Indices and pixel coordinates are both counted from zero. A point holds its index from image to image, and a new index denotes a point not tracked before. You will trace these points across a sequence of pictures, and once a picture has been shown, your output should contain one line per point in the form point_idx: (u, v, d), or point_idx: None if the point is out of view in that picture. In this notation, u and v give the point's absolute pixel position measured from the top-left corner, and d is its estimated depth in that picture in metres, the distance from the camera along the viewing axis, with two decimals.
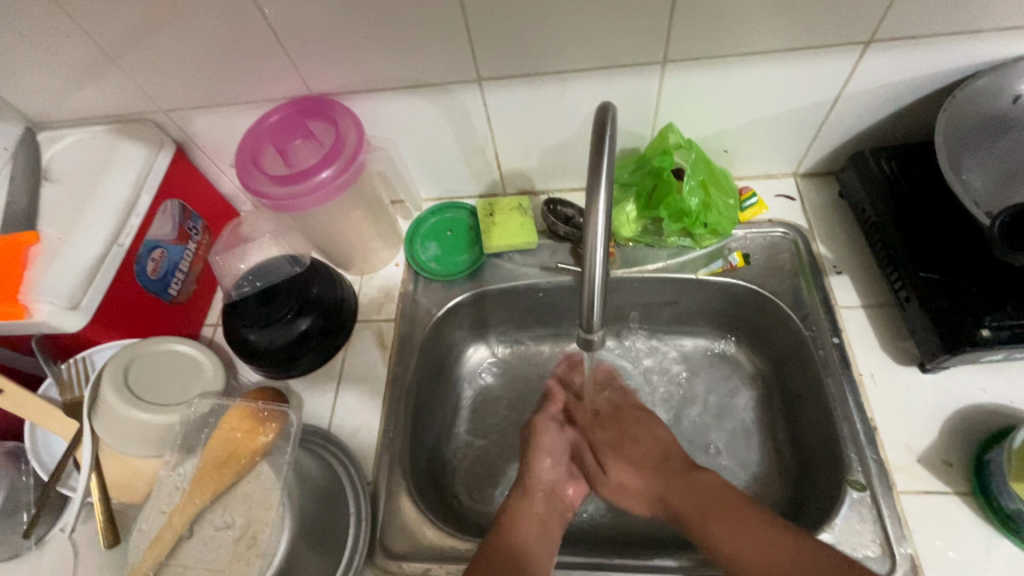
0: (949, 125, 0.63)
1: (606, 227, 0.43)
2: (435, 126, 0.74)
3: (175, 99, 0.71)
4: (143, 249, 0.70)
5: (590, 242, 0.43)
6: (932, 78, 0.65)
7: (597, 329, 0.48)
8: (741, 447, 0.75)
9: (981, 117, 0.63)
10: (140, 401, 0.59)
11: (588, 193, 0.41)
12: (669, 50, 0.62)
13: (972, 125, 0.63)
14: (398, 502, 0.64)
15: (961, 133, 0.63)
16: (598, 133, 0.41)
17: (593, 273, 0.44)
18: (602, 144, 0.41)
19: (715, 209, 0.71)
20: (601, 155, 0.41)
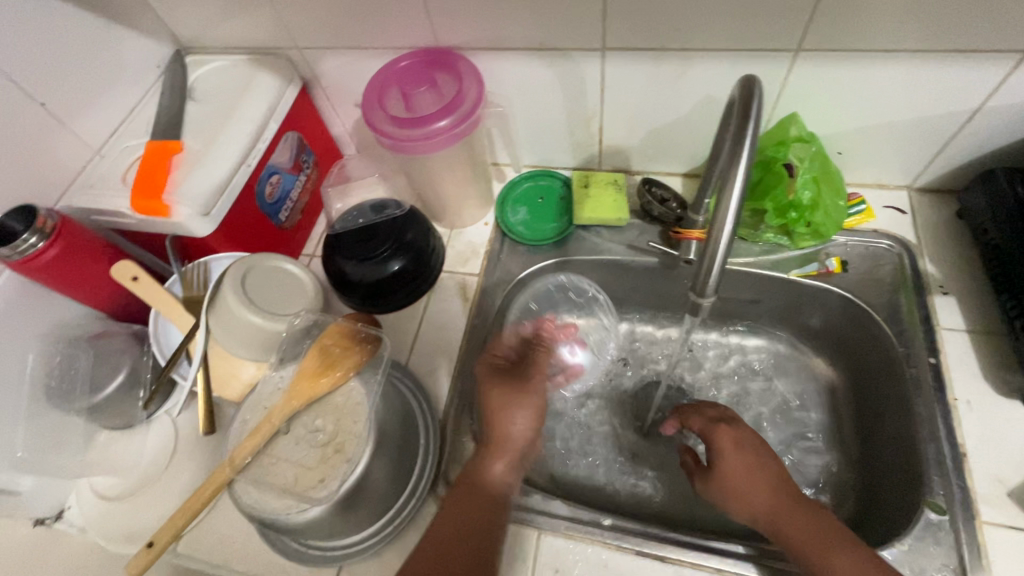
0: None
1: (743, 190, 0.42)
2: (549, 92, 0.75)
3: (312, 38, 0.75)
4: (265, 173, 0.76)
5: (721, 216, 0.44)
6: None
7: (710, 294, 0.48)
8: (804, 453, 0.74)
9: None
10: (251, 304, 0.65)
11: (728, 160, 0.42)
12: (805, 37, 0.61)
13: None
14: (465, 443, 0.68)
15: None
16: (744, 103, 0.42)
17: (716, 247, 0.45)
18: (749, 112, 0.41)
19: (823, 208, 0.68)
20: (746, 120, 0.41)
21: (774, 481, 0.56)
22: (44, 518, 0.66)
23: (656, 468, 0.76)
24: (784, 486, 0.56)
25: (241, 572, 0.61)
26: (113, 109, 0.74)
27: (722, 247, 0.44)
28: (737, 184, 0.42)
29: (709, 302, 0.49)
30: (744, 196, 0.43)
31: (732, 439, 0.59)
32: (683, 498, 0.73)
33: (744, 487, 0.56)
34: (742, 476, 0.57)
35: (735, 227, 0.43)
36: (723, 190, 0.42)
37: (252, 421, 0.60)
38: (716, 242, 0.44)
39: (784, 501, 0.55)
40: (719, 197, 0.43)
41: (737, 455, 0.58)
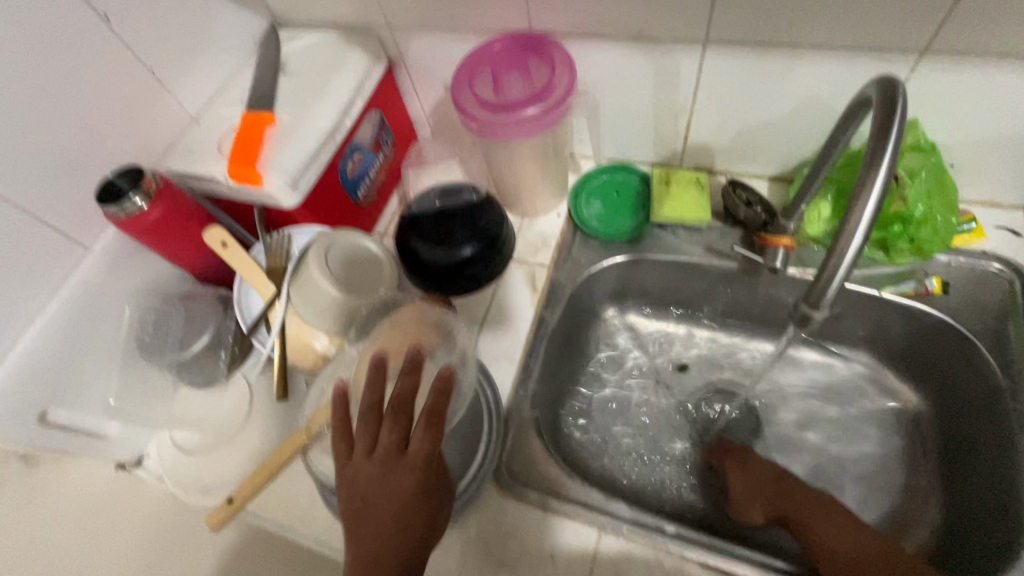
0: None
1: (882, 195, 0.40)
2: (639, 83, 0.73)
3: (404, 17, 0.76)
4: (348, 150, 0.78)
5: (853, 220, 0.41)
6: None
7: (825, 308, 0.45)
8: (878, 481, 0.72)
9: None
10: (333, 278, 0.66)
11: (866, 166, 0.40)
12: (936, 36, 0.56)
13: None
14: (530, 435, 0.69)
15: None
16: (887, 106, 0.41)
17: (846, 250, 0.41)
18: (893, 120, 0.40)
19: (930, 225, 0.63)
20: (889, 128, 0.40)
21: (763, 475, 0.65)
22: (126, 463, 0.71)
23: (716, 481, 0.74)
24: (780, 478, 0.65)
25: (306, 535, 0.63)
26: (211, 78, 0.77)
27: (850, 252, 0.41)
28: (875, 188, 0.40)
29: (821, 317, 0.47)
30: (880, 202, 0.40)
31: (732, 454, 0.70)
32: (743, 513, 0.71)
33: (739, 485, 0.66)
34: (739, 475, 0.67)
35: (869, 230, 0.40)
36: (856, 196, 0.41)
37: (328, 392, 0.61)
38: (846, 244, 0.41)
39: (776, 483, 0.64)
40: (850, 206, 0.41)
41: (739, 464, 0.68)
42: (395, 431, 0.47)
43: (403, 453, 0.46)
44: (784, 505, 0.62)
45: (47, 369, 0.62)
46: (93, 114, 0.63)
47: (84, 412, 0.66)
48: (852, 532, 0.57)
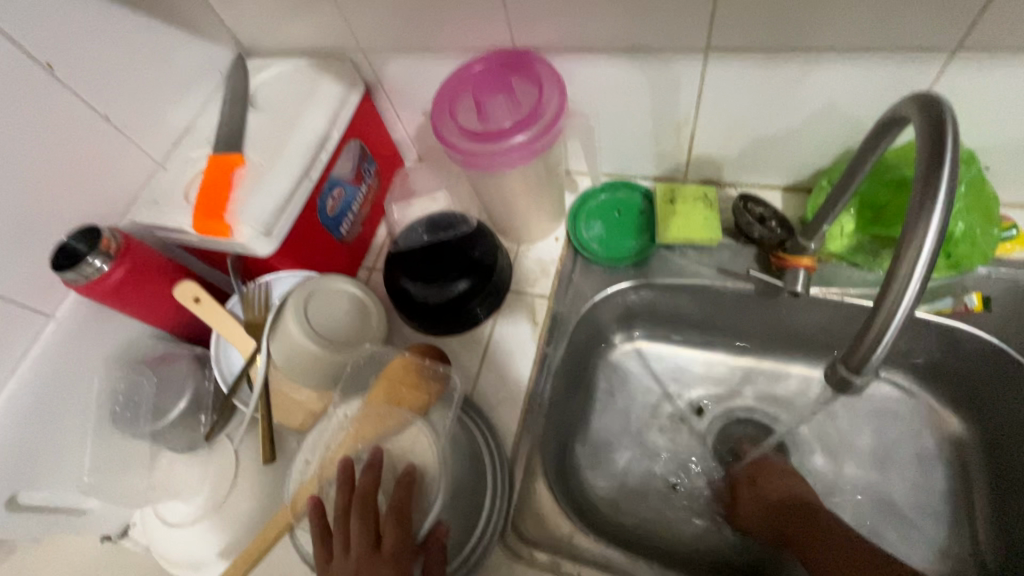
0: None
1: (936, 246, 0.35)
2: (636, 97, 0.67)
3: (378, 39, 0.70)
4: (327, 186, 0.72)
5: (902, 274, 0.36)
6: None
7: (869, 370, 0.39)
8: (921, 516, 0.66)
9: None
10: (310, 332, 0.60)
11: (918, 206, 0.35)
12: (970, 33, 0.50)
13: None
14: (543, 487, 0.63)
15: None
16: (934, 134, 0.36)
17: (894, 308, 0.37)
18: (941, 160, 0.35)
19: (968, 239, 0.57)
20: (940, 164, 0.35)
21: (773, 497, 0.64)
22: (111, 534, 0.66)
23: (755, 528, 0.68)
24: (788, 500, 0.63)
25: None
26: (175, 119, 0.71)
27: (906, 302, 0.36)
28: (927, 239, 0.35)
29: (865, 379, 0.41)
30: (933, 255, 0.36)
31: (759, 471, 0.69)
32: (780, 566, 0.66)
33: (746, 508, 0.66)
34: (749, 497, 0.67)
35: (921, 286, 0.36)
36: (903, 249, 0.36)
37: (313, 465, 0.56)
38: (894, 303, 0.36)
39: (784, 507, 0.63)
40: None
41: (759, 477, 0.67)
42: (367, 529, 0.48)
43: (377, 550, 0.47)
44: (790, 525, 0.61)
45: (11, 455, 0.57)
46: (44, 174, 0.58)
47: (54, 490, 0.62)
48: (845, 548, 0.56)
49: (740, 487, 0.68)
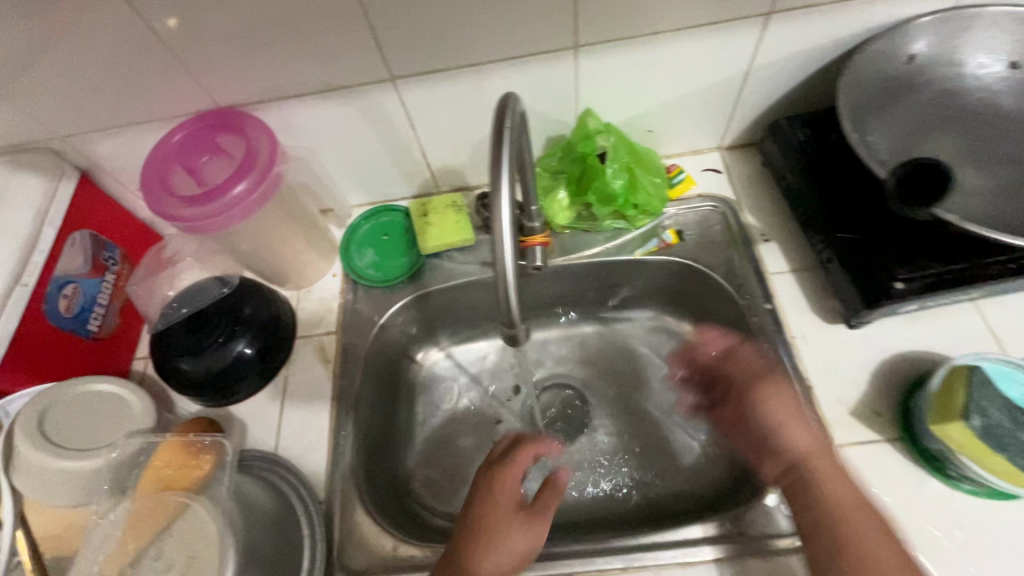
0: (852, 88, 0.63)
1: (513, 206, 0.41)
2: (357, 130, 0.72)
3: (70, 124, 0.67)
4: (52, 286, 0.67)
5: (498, 229, 0.41)
6: (851, 40, 0.66)
7: (519, 324, 0.45)
8: (693, 418, 0.76)
9: (886, 76, 0.65)
10: (57, 448, 0.56)
11: (492, 174, 0.40)
12: (579, 33, 0.62)
13: (877, 84, 0.65)
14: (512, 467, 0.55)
15: (866, 97, 0.64)
16: (497, 119, 0.43)
17: (505, 267, 0.42)
18: (502, 131, 0.42)
19: (641, 188, 0.72)
20: (501, 147, 0.41)
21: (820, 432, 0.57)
22: None
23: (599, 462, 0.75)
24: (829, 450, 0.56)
25: None
26: None
27: (509, 257, 0.41)
28: (505, 206, 0.41)
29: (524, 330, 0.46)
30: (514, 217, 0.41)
31: (779, 383, 0.60)
32: (596, 508, 0.71)
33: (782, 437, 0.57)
34: (786, 416, 0.58)
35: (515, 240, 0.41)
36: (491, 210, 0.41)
37: None
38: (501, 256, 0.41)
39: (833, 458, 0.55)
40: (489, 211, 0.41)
41: (768, 407, 0.59)
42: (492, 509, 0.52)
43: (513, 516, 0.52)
44: (830, 490, 0.53)
45: None
46: None
47: None
48: (891, 553, 0.49)
49: (770, 400, 0.59)
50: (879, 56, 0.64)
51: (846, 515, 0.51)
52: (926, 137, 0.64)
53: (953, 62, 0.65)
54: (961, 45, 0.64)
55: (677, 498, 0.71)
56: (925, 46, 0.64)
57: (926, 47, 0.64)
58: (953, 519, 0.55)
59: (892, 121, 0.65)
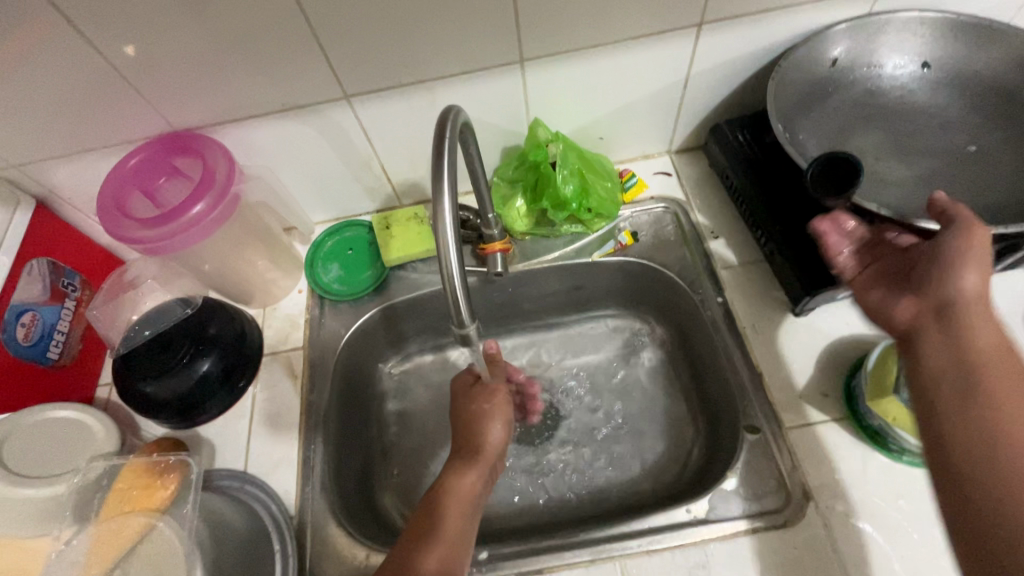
0: (780, 92, 0.67)
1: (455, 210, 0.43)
2: (315, 147, 0.73)
3: (23, 154, 0.67)
4: (9, 315, 0.66)
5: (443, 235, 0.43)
6: (777, 47, 0.70)
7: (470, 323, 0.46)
8: (657, 412, 0.79)
9: (810, 80, 0.70)
10: (18, 477, 0.56)
11: (433, 181, 0.42)
12: (523, 48, 0.65)
13: (802, 88, 0.69)
14: (471, 392, 0.62)
15: (791, 101, 0.69)
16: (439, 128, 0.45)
17: (451, 269, 0.43)
18: (443, 138, 0.44)
19: (594, 193, 0.75)
20: (442, 157, 0.43)
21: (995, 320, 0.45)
22: None
23: (568, 459, 0.76)
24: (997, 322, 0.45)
25: None
26: None
27: (454, 260, 0.43)
28: (447, 212, 0.42)
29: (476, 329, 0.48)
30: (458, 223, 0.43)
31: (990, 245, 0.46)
32: (566, 504, 0.73)
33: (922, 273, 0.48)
34: (941, 262, 0.47)
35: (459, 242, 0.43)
36: (435, 215, 0.42)
37: None
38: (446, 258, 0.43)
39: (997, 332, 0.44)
40: (434, 216, 0.43)
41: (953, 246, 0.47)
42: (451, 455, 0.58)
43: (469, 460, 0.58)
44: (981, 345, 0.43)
45: None
46: None
47: None
48: None
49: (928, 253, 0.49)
50: (802, 61, 0.68)
51: (993, 358, 0.42)
52: (851, 136, 0.69)
53: (870, 64, 0.70)
54: (876, 49, 0.69)
55: (643, 490, 0.72)
56: (843, 51, 0.69)
57: (844, 52, 0.69)
58: (898, 490, 0.58)
59: (819, 121, 0.70)
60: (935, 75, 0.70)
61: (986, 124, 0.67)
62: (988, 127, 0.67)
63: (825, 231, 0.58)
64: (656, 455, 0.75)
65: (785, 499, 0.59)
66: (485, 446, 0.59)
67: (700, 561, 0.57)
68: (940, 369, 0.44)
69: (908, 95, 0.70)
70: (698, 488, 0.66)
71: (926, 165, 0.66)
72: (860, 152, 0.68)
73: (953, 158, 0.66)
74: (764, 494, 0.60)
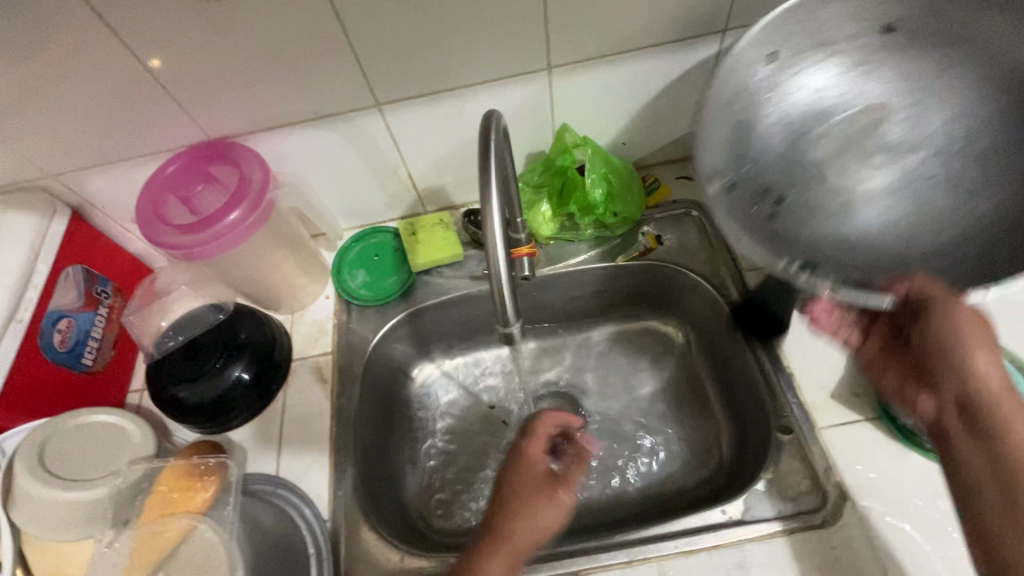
0: (714, 117, 0.56)
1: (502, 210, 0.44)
2: (345, 155, 0.75)
3: (62, 163, 0.68)
4: (47, 321, 0.67)
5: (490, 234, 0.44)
6: None
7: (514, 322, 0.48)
8: (683, 416, 0.78)
9: (749, 90, 0.57)
10: (58, 479, 0.57)
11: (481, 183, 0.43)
12: (552, 55, 0.66)
13: (739, 104, 0.57)
14: (526, 470, 0.55)
15: (727, 120, 0.57)
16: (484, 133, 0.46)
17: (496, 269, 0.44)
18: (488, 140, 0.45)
19: (619, 197, 0.77)
20: (488, 163, 0.44)
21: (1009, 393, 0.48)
22: None
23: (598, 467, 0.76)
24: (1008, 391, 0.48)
25: None
26: None
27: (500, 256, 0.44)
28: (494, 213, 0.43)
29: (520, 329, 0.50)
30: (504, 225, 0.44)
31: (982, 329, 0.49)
32: (593, 510, 0.73)
33: (932, 366, 0.51)
34: (940, 350, 0.50)
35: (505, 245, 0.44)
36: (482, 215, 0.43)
37: None
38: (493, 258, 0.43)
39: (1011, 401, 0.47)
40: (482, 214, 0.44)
41: (955, 348, 0.49)
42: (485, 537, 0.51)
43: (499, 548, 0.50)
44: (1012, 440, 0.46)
45: None
46: None
47: None
48: None
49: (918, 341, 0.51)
50: (737, 78, 0.56)
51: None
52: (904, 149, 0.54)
53: (794, 89, 0.57)
54: (829, 45, 0.56)
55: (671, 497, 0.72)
56: (772, 72, 0.57)
57: (771, 69, 0.57)
58: (936, 489, 0.58)
59: (768, 142, 0.57)
60: (893, 66, 0.55)
61: (998, 113, 0.52)
62: (1013, 109, 0.51)
63: (816, 317, 0.59)
64: (683, 459, 0.75)
65: (821, 500, 0.59)
66: (526, 535, 0.51)
67: (738, 562, 0.57)
68: (990, 503, 0.46)
69: (890, 95, 0.55)
70: (729, 492, 0.66)
71: (985, 158, 0.51)
72: (819, 173, 0.56)
73: (1000, 145, 0.51)
74: (799, 494, 0.60)
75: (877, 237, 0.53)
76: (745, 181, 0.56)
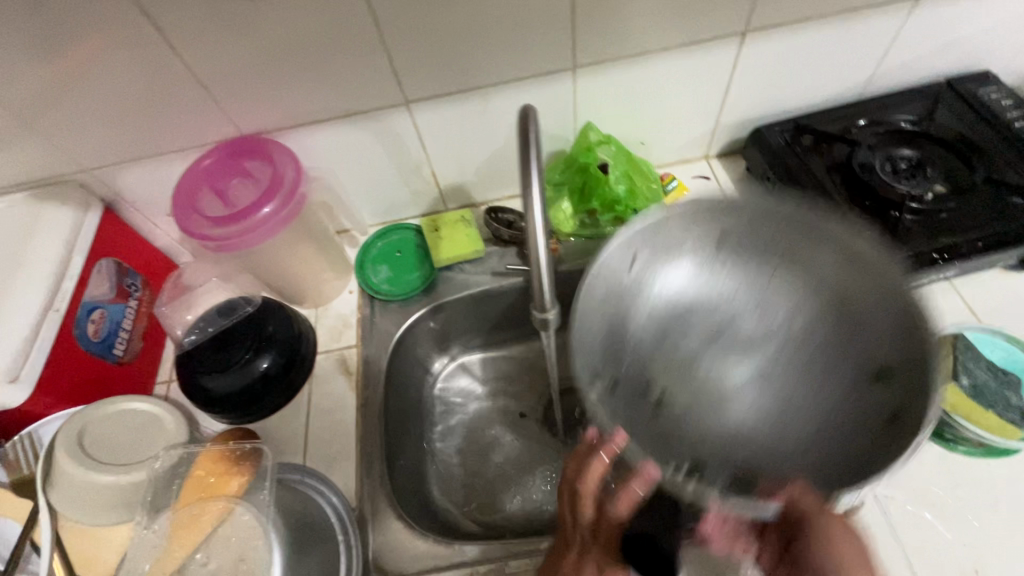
0: (608, 314, 0.55)
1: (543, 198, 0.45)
2: (372, 152, 0.76)
3: (99, 157, 0.70)
4: (81, 311, 0.68)
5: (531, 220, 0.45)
6: (817, 53, 0.73)
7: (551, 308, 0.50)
8: None
9: (669, 309, 0.57)
10: (96, 464, 0.58)
11: (523, 172, 0.45)
12: (577, 55, 0.68)
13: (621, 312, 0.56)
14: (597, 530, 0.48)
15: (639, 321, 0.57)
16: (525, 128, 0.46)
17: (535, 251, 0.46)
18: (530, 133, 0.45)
19: (641, 195, 0.78)
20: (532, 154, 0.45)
21: None
22: None
23: None
24: None
25: None
26: None
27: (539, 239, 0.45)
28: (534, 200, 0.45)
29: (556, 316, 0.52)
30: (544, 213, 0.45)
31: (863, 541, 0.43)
32: None
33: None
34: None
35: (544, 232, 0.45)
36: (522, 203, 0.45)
37: None
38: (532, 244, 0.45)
39: None
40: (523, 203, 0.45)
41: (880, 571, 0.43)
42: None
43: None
44: None
45: None
46: None
47: None
48: None
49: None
50: (617, 282, 0.55)
51: None
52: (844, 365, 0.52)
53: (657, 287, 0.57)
54: (678, 252, 0.57)
55: None
56: (640, 268, 0.56)
57: (637, 266, 0.56)
58: (955, 479, 0.59)
59: (642, 332, 0.57)
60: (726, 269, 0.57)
61: (897, 348, 0.49)
62: (838, 325, 0.53)
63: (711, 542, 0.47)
64: None
65: None
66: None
67: None
68: None
69: (731, 289, 0.57)
70: None
71: (816, 367, 0.54)
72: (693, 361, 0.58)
73: (819, 363, 0.53)
74: None
75: (734, 420, 0.56)
76: (628, 376, 0.57)
